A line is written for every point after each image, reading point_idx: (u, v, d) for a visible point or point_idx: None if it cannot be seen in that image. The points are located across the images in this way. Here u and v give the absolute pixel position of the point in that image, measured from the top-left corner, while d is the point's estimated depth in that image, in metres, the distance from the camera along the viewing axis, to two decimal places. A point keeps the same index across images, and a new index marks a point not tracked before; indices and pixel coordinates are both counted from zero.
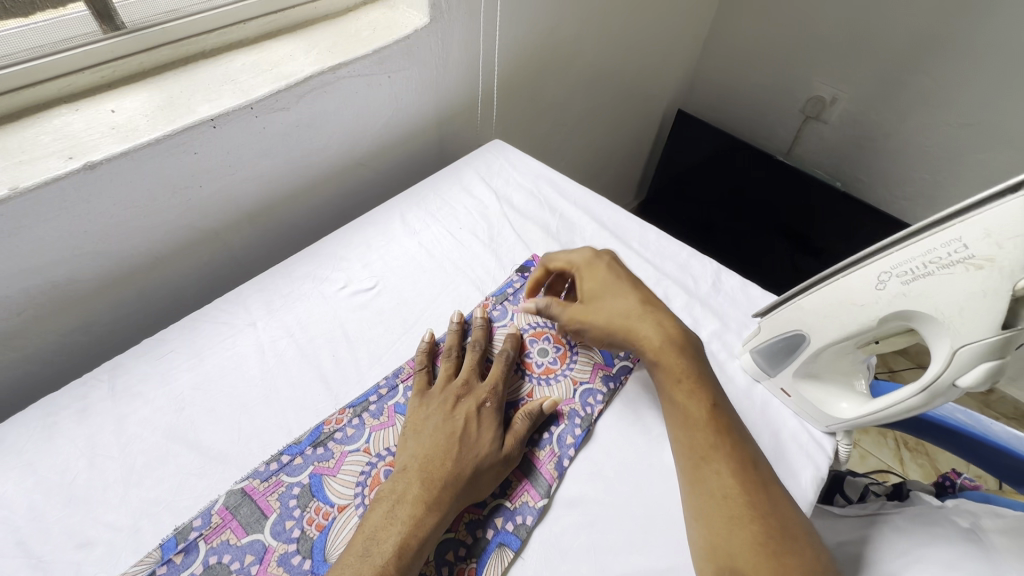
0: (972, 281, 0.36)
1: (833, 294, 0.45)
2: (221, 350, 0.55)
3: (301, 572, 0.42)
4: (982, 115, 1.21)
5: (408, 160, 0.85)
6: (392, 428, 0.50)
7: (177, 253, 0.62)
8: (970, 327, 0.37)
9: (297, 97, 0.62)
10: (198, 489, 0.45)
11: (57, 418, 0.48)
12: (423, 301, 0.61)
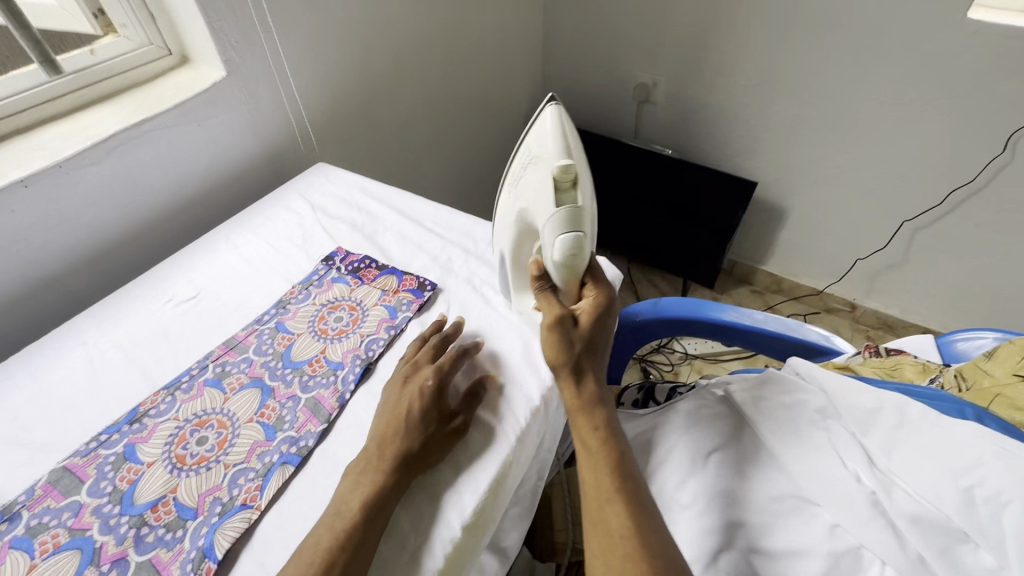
0: (540, 177, 0.59)
1: (501, 220, 0.67)
2: (52, 368, 0.64)
3: (112, 515, 0.51)
4: (765, 75, 1.43)
5: (242, 192, 0.96)
6: (198, 398, 0.60)
7: (15, 300, 0.72)
8: (544, 209, 0.58)
9: (105, 151, 0.74)
10: (26, 474, 0.54)
11: None
12: (239, 298, 0.72)
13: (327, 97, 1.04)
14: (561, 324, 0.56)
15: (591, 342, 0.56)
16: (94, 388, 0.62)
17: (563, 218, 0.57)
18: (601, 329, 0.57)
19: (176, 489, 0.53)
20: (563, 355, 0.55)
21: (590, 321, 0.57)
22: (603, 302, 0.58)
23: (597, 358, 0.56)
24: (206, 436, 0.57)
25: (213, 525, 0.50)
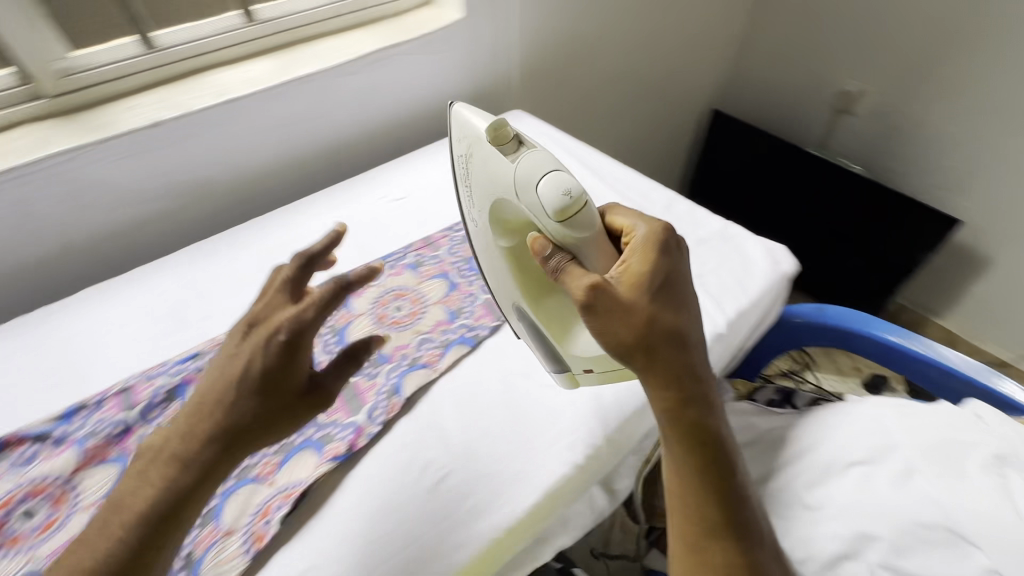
0: (476, 158, 0.58)
1: (485, 251, 0.63)
2: (296, 226, 0.81)
3: (331, 342, 0.65)
4: (1006, 101, 1.23)
5: (445, 123, 1.09)
6: (399, 276, 0.73)
7: (275, 171, 0.91)
8: (496, 172, 0.55)
9: (363, 65, 0.89)
10: None
11: (200, 253, 0.77)
12: (438, 207, 0.84)
13: (533, 49, 1.12)
14: (626, 299, 0.47)
15: (660, 305, 0.48)
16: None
17: (532, 171, 0.51)
18: (669, 291, 0.49)
19: (378, 338, 0.65)
20: (643, 335, 0.46)
21: (655, 280, 0.48)
22: (663, 252, 0.50)
23: (678, 320, 0.48)
24: (402, 304, 0.70)
25: (402, 372, 0.62)
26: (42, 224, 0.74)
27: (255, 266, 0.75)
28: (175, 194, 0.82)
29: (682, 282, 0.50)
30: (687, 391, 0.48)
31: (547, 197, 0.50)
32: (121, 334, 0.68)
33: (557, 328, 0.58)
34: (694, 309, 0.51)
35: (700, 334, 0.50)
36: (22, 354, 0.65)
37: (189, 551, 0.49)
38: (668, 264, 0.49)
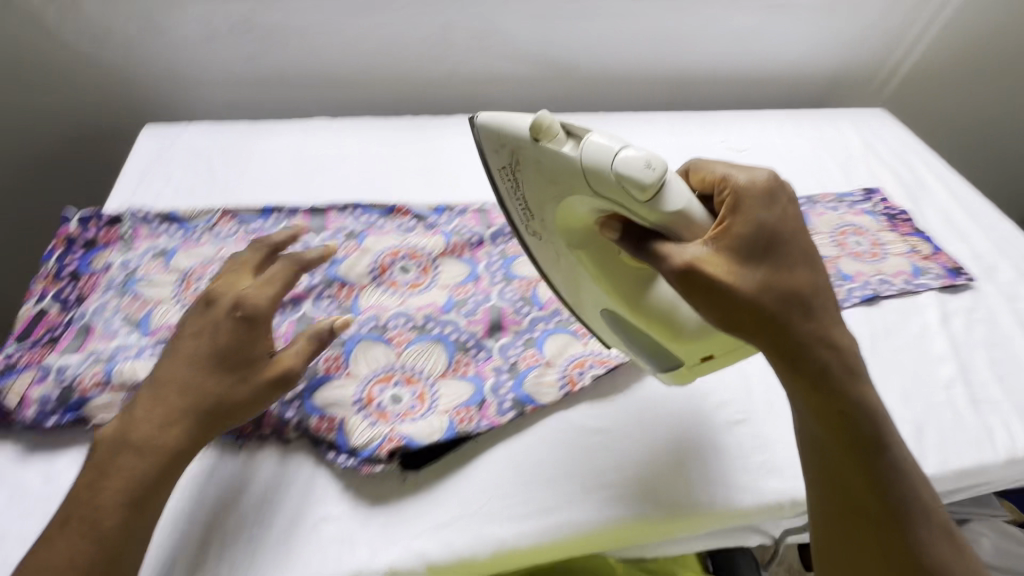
0: (542, 165, 0.45)
1: (561, 270, 0.52)
2: None
3: (497, 264, 0.64)
4: None
5: (709, 98, 0.99)
6: None
7: (527, 78, 0.91)
8: (567, 179, 0.44)
9: (664, 8, 0.85)
10: (470, 196, 0.74)
11: (429, 126, 0.82)
12: None
13: (824, 48, 0.95)
14: (728, 281, 0.40)
15: (762, 272, 0.41)
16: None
17: (591, 153, 0.42)
18: (774, 247, 0.41)
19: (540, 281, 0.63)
20: (753, 318, 0.40)
21: (757, 241, 0.41)
22: (761, 204, 0.42)
23: (793, 275, 0.41)
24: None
25: (548, 328, 0.59)
26: (280, 52, 0.82)
27: (417, 157, 0.78)
28: (439, 66, 0.87)
29: (793, 234, 0.42)
30: (824, 356, 0.41)
31: (605, 181, 0.42)
32: (285, 167, 0.74)
33: (664, 335, 0.46)
34: (811, 251, 0.43)
35: (824, 279, 0.43)
36: (209, 151, 0.75)
37: (314, 366, 0.54)
38: (773, 218, 0.42)
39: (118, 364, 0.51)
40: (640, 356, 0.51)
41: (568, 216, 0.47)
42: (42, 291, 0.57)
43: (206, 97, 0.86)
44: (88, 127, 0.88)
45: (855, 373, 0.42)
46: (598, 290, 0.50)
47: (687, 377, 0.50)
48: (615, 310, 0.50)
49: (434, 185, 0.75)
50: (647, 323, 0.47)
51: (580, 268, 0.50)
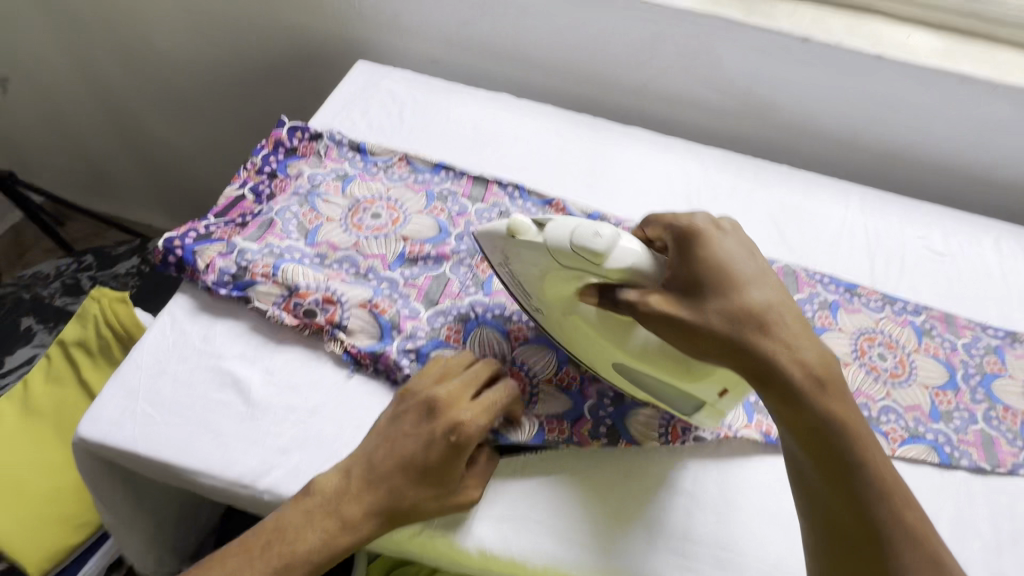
0: (526, 255, 0.49)
1: (577, 347, 0.53)
2: (693, 169, 0.78)
3: None
4: None
5: (919, 184, 0.86)
6: None
7: (721, 108, 0.86)
8: (547, 265, 0.48)
9: (908, 74, 0.75)
10: (625, 210, 0.73)
11: (608, 130, 0.81)
12: (828, 252, 0.73)
13: None
14: (681, 316, 0.43)
15: (713, 299, 0.43)
16: (660, 196, 0.75)
17: (549, 236, 0.47)
18: (716, 276, 0.44)
19: None
20: (717, 343, 0.42)
21: (699, 277, 0.44)
22: (695, 245, 0.46)
23: (742, 296, 0.43)
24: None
25: None
26: (493, 25, 0.85)
27: (585, 158, 0.78)
28: (637, 74, 0.85)
29: (733, 262, 0.45)
30: (791, 368, 0.41)
31: (565, 256, 0.46)
32: (464, 132, 0.78)
33: (674, 373, 0.47)
34: (755, 275, 0.44)
35: (780, 296, 0.44)
36: (405, 99, 0.80)
37: (439, 323, 0.56)
38: (709, 254, 0.45)
39: (287, 263, 0.57)
40: (660, 399, 0.52)
41: (555, 291, 0.50)
42: (246, 179, 0.66)
43: (413, 50, 0.92)
44: (309, 52, 0.98)
45: (828, 386, 0.41)
46: (609, 354, 0.50)
47: (718, 413, 0.50)
48: (626, 363, 0.50)
49: (594, 189, 0.74)
50: (653, 364, 0.48)
51: (584, 334, 0.51)
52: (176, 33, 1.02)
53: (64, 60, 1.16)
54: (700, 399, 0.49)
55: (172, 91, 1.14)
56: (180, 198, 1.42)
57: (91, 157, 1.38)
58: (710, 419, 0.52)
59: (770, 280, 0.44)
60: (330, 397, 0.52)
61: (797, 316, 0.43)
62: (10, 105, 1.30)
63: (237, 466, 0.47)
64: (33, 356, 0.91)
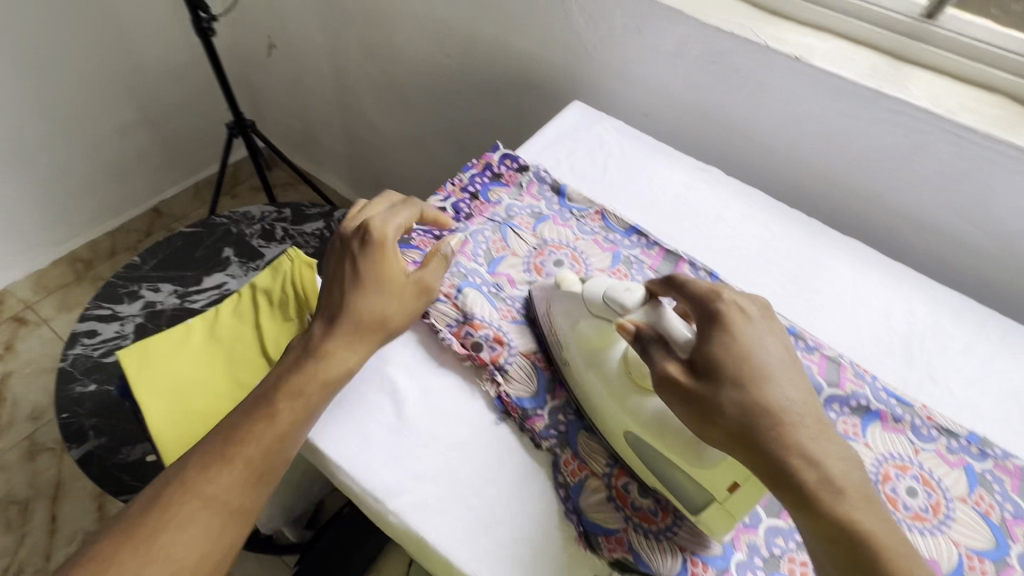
0: (570, 313, 0.52)
1: (598, 414, 0.51)
2: (919, 305, 0.66)
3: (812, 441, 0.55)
4: None
5: None
6: (952, 471, 0.54)
7: (969, 243, 0.73)
8: (589, 319, 0.51)
9: None
10: (823, 330, 0.64)
11: (822, 233, 0.73)
12: None
13: None
14: (696, 391, 0.43)
15: (733, 388, 0.42)
16: (870, 325, 0.65)
17: (589, 286, 0.50)
18: (740, 364, 0.43)
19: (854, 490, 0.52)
20: (727, 432, 0.42)
21: (722, 362, 0.43)
22: (719, 327, 0.44)
23: (766, 391, 0.42)
24: (919, 491, 0.53)
25: None
26: (724, 95, 0.81)
27: (791, 259, 0.70)
28: (873, 181, 0.76)
29: (760, 352, 0.44)
30: (806, 477, 0.40)
31: (599, 304, 0.49)
32: (664, 199, 0.74)
33: (680, 457, 0.45)
34: (779, 367, 0.44)
35: (801, 396, 0.43)
36: (613, 149, 0.79)
37: None
38: (733, 337, 0.44)
39: (469, 288, 0.58)
40: (671, 491, 0.48)
41: (587, 343, 0.51)
42: (451, 193, 0.68)
43: (630, 101, 0.91)
44: (527, 80, 1.01)
45: (848, 497, 0.40)
46: (620, 421, 0.48)
47: (728, 518, 0.45)
48: (637, 435, 0.47)
49: (793, 296, 0.66)
50: (659, 441, 0.45)
51: (601, 392, 0.49)
52: (417, 38, 1.12)
53: (320, 40, 1.33)
54: (709, 492, 0.45)
55: (397, 86, 1.26)
56: (370, 172, 1.59)
57: (314, 122, 1.59)
58: (721, 526, 0.46)
59: (791, 376, 0.44)
60: (475, 438, 0.51)
61: (819, 421, 0.42)
62: (268, 67, 1.53)
63: (373, 478, 0.48)
64: (223, 282, 1.05)
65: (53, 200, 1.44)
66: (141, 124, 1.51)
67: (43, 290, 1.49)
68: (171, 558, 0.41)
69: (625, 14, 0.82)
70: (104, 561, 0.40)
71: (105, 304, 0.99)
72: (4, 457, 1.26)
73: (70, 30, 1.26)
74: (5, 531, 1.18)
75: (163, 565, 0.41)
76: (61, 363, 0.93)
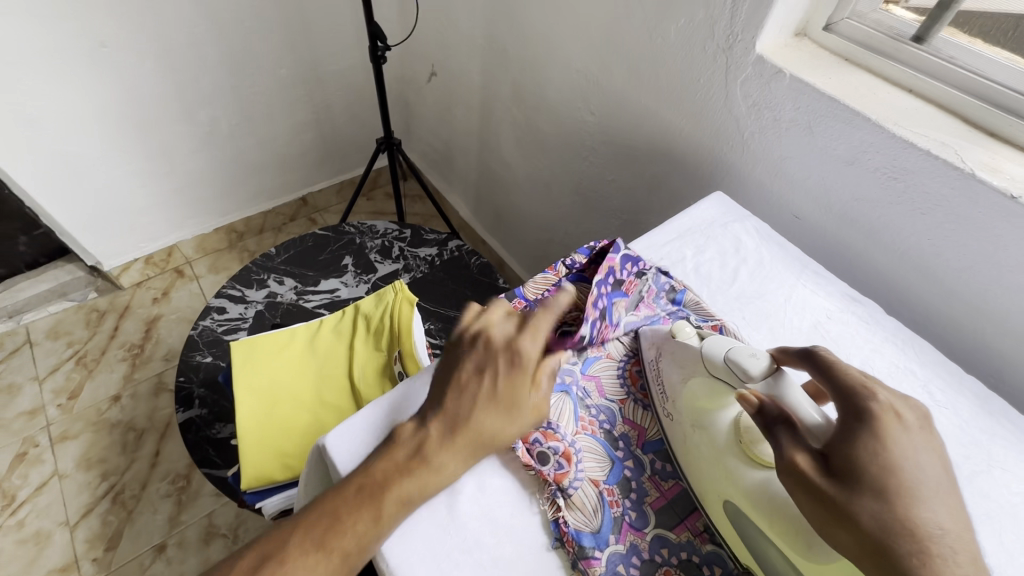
0: (680, 366, 0.53)
1: (697, 472, 0.49)
2: None
3: None
4: None
5: None
6: None
7: None
8: (705, 379, 0.51)
9: None
10: (980, 543, 0.50)
11: (999, 414, 0.59)
12: None
13: None
14: (831, 493, 0.40)
15: (873, 499, 0.39)
16: None
17: (708, 344, 0.51)
18: (887, 475, 0.40)
19: None
20: (858, 544, 0.38)
21: (867, 469, 0.40)
22: (868, 430, 0.41)
23: (918, 515, 0.39)
24: None
25: None
26: (899, 218, 0.69)
27: (953, 441, 0.57)
28: None
29: (914, 468, 0.40)
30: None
31: (720, 365, 0.49)
32: (799, 325, 0.65)
33: (795, 545, 0.42)
34: (932, 489, 0.40)
35: (952, 520, 0.39)
36: (749, 254, 0.71)
37: (655, 560, 0.47)
38: (884, 445, 0.41)
39: (557, 391, 0.55)
40: (764, 573, 0.45)
41: (695, 400, 0.50)
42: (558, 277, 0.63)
43: (778, 197, 0.82)
44: (669, 153, 0.95)
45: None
46: (725, 488, 0.46)
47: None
48: (739, 507, 0.45)
49: None
50: (772, 522, 0.43)
51: (707, 455, 0.48)
52: (567, 91, 1.12)
53: (476, 77, 1.40)
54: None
55: (536, 131, 1.27)
56: (493, 204, 1.63)
57: (453, 146, 1.67)
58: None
59: (947, 500, 0.40)
60: (520, 557, 0.47)
61: (971, 555, 0.38)
62: (426, 91, 1.64)
63: (406, 570, 0.45)
64: (336, 288, 1.13)
65: (227, 178, 1.66)
66: (309, 125, 1.69)
67: (202, 250, 1.73)
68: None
69: (797, 108, 0.73)
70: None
71: (238, 286, 1.11)
72: (137, 387, 1.47)
73: (275, 43, 1.45)
74: (120, 452, 1.36)
75: None
76: (192, 330, 1.05)
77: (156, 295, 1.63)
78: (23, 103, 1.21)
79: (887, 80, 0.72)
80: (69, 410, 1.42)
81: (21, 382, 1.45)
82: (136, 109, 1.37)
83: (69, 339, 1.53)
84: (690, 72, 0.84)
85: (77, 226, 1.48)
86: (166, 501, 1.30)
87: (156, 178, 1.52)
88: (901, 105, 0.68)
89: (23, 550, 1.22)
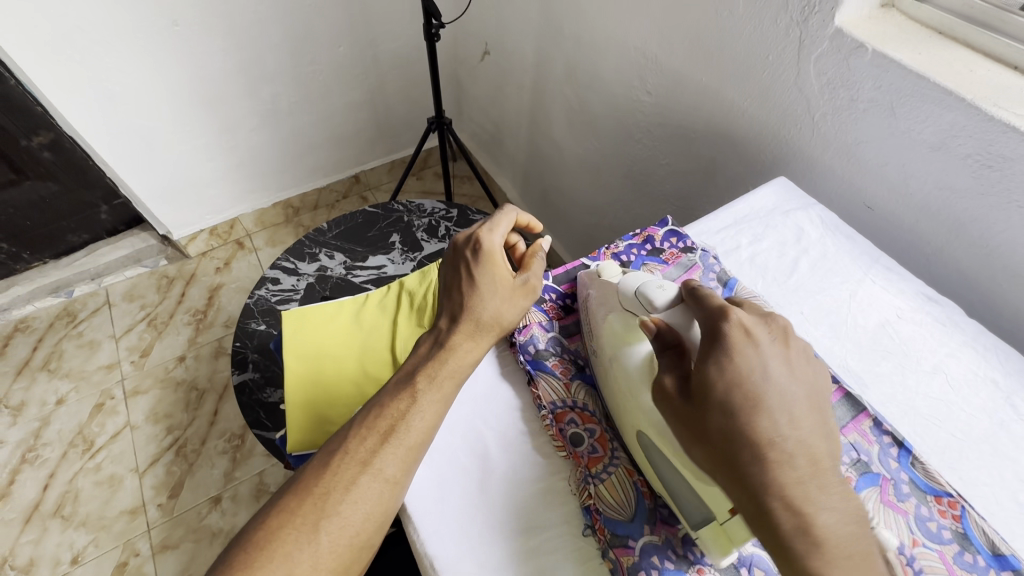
0: (606, 305, 0.54)
1: (615, 396, 0.50)
2: None
3: None
4: None
5: None
6: None
7: None
8: (620, 324, 0.52)
9: None
10: None
11: None
12: None
13: None
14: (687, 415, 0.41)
15: (722, 415, 0.40)
16: None
17: (626, 280, 0.52)
18: (732, 390, 0.40)
19: None
20: (710, 459, 0.40)
21: (718, 389, 0.40)
22: (719, 349, 0.41)
23: (759, 425, 0.39)
24: None
25: None
26: (993, 209, 0.62)
27: None
28: None
29: (764, 382, 0.40)
30: (782, 519, 0.38)
31: (632, 298, 0.51)
32: (864, 322, 0.60)
33: (687, 468, 0.43)
34: (784, 400, 0.40)
35: (802, 431, 0.39)
36: (811, 245, 0.67)
37: (692, 555, 0.45)
38: (732, 364, 0.41)
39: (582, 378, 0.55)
40: (674, 500, 0.45)
41: (616, 336, 0.52)
42: (600, 259, 0.64)
43: (851, 185, 0.76)
44: (729, 135, 0.90)
45: (824, 548, 0.37)
46: (636, 415, 0.47)
47: (725, 543, 0.42)
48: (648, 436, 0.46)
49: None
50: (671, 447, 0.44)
51: (622, 387, 0.49)
52: (623, 68, 1.07)
53: (529, 53, 1.36)
54: (710, 508, 0.42)
55: (589, 110, 1.24)
56: (542, 186, 1.61)
57: (503, 126, 1.66)
58: (717, 549, 0.43)
59: (796, 409, 0.40)
60: (548, 542, 0.46)
61: (812, 460, 0.39)
62: (479, 71, 1.63)
63: (436, 546, 0.46)
64: (384, 264, 1.16)
65: (286, 154, 1.72)
66: (364, 104, 1.72)
67: (261, 224, 1.81)
68: (344, 521, 0.44)
69: (879, 86, 0.67)
70: (288, 516, 0.43)
71: (292, 258, 1.15)
72: (199, 350, 1.57)
73: (336, 24, 1.48)
74: (184, 408, 1.47)
75: (336, 523, 0.43)
76: (249, 298, 1.10)
77: (219, 265, 1.73)
78: (104, 78, 1.30)
79: (987, 54, 0.64)
80: (141, 367, 1.54)
81: (101, 339, 1.58)
82: (203, 83, 1.43)
83: (142, 302, 1.65)
84: (761, 48, 0.78)
85: (150, 197, 1.58)
86: (222, 457, 1.39)
87: (221, 153, 1.60)
88: (1003, 83, 0.61)
89: (99, 491, 1.35)
